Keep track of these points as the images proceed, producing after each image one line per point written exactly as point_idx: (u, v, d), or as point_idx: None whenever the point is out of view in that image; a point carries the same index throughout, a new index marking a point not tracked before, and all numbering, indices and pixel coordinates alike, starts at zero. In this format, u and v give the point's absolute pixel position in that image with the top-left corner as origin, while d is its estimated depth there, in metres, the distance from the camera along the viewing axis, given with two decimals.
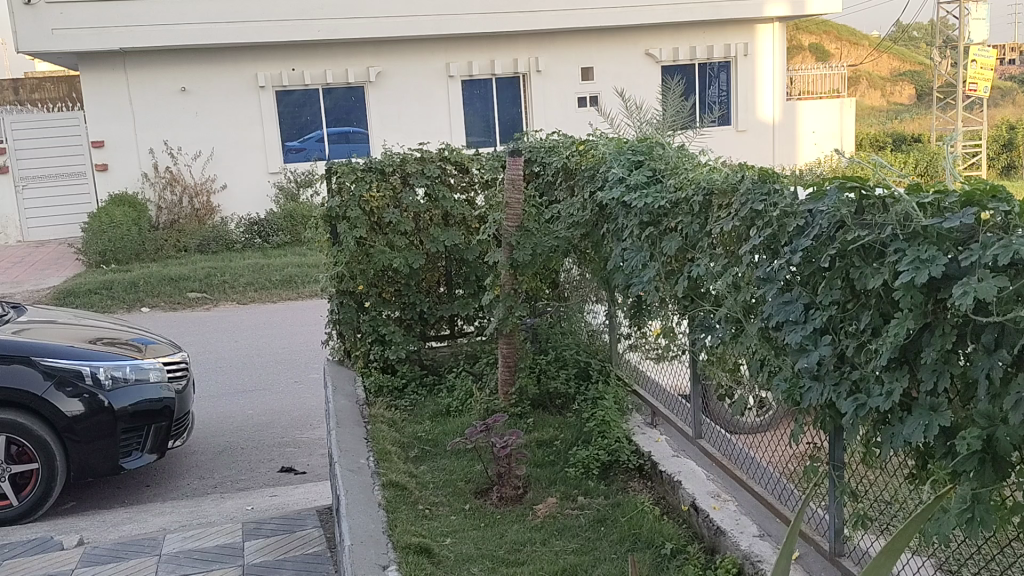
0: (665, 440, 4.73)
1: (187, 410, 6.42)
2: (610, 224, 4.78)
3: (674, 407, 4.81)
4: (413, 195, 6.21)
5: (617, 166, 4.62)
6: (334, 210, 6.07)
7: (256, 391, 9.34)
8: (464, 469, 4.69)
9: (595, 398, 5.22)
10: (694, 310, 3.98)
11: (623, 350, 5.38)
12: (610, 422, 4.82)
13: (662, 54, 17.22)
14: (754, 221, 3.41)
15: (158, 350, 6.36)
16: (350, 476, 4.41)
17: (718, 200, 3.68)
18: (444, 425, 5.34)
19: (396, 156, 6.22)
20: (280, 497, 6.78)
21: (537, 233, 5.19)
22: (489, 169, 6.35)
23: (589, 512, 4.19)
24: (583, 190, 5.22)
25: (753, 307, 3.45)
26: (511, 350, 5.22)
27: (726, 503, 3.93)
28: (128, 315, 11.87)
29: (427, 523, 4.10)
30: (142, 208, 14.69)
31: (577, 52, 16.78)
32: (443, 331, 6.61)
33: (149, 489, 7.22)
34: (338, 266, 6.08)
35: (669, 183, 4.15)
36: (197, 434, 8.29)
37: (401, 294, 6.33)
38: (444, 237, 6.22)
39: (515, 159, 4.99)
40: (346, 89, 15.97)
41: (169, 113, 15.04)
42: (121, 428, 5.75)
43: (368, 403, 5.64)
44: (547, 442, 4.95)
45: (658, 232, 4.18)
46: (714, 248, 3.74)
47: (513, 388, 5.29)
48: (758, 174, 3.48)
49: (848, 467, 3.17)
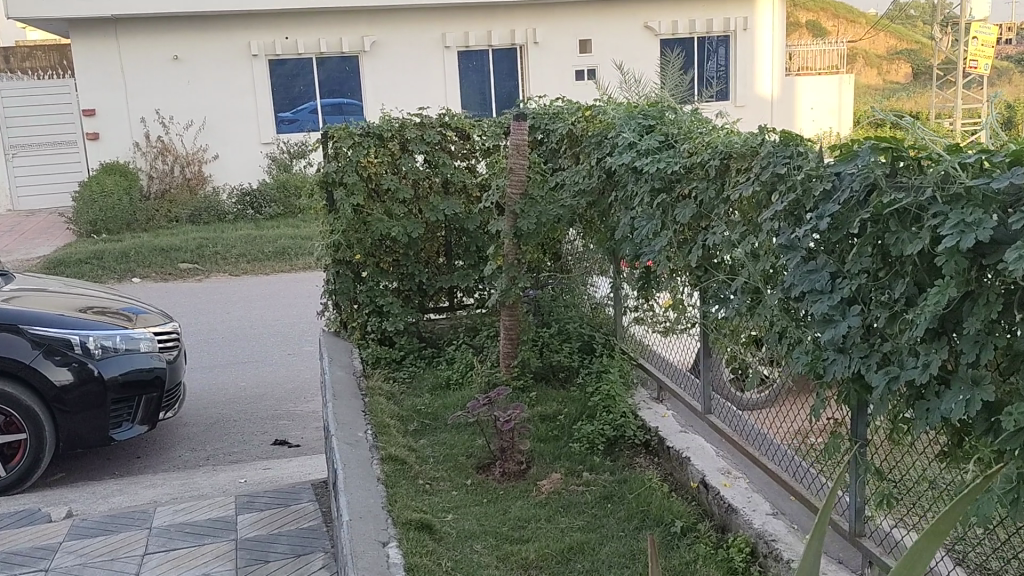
0: (672, 416, 4.58)
1: (178, 381, 6.26)
2: (618, 191, 4.61)
3: (681, 381, 4.67)
4: (412, 161, 6.03)
5: (628, 130, 4.44)
6: (331, 176, 5.88)
7: (249, 363, 9.19)
8: (465, 444, 4.55)
9: (599, 372, 5.06)
10: (707, 281, 3.83)
11: (628, 324, 5.24)
12: (615, 396, 4.67)
13: (661, 27, 16.95)
14: (775, 185, 3.26)
15: (149, 320, 6.19)
16: (349, 450, 4.25)
17: (737, 164, 3.52)
18: (443, 398, 5.19)
19: (395, 121, 6.02)
20: (274, 471, 6.64)
21: (542, 202, 5.02)
22: (491, 136, 6.16)
23: (594, 488, 4.05)
24: (590, 157, 5.04)
25: (772, 276, 3.30)
26: (513, 322, 5.08)
27: (737, 481, 3.79)
28: (119, 286, 11.69)
29: (427, 498, 3.96)
30: (133, 177, 14.46)
31: (576, 25, 16.50)
32: (442, 303, 6.45)
33: (140, 461, 7.07)
34: (335, 235, 5.90)
35: (683, 148, 3.98)
36: (190, 405, 8.14)
37: (399, 265, 6.16)
38: (444, 206, 6.04)
39: (520, 124, 4.82)
40: (340, 59, 15.69)
41: (161, 80, 14.76)
42: (111, 399, 5.59)
43: (365, 374, 5.48)
44: (550, 417, 4.81)
45: (670, 199, 4.02)
46: (731, 215, 3.58)
47: (515, 361, 5.13)
48: (780, 136, 3.32)
49: (872, 445, 3.04)
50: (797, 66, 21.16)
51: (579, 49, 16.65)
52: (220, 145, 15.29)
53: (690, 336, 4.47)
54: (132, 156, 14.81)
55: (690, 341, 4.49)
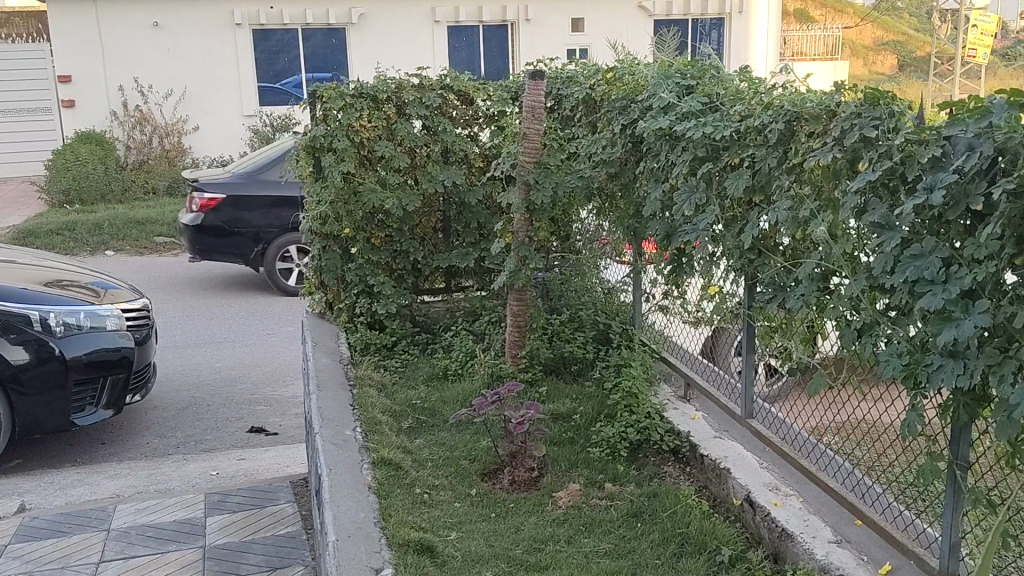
0: (704, 419, 4.02)
1: (148, 362, 5.66)
2: (648, 161, 4.06)
3: (714, 379, 4.12)
4: (408, 125, 5.43)
5: (664, 90, 3.84)
6: (318, 140, 5.30)
7: (224, 343, 8.57)
8: (467, 445, 3.98)
9: (618, 365, 4.48)
10: (760, 266, 3.30)
11: (650, 312, 4.70)
12: (638, 394, 4.10)
13: (656, 7, 16.33)
14: (861, 153, 2.73)
15: (118, 295, 5.57)
16: (336, 453, 3.68)
17: (808, 128, 2.98)
18: (441, 393, 4.60)
19: (391, 81, 5.42)
20: (249, 463, 6.07)
21: (557, 172, 4.46)
22: (498, 101, 5.54)
23: (620, 503, 3.48)
24: (612, 125, 4.47)
25: (856, 264, 2.75)
26: (522, 308, 4.49)
27: (789, 499, 3.26)
28: (90, 259, 11.10)
29: (426, 512, 3.40)
30: (109, 146, 13.71)
31: (569, 2, 15.85)
32: (438, 285, 5.86)
33: (105, 447, 6.47)
34: (321, 206, 5.30)
35: (733, 110, 3.41)
36: (159, 387, 7.53)
37: (392, 241, 5.56)
38: (443, 176, 5.44)
39: (536, 83, 4.24)
40: (326, 32, 15.01)
41: (140, 46, 14.03)
42: (74, 380, 4.98)
43: (353, 361, 4.90)
44: (564, 416, 4.24)
45: (718, 169, 3.45)
46: (799, 190, 3.03)
47: (523, 352, 4.57)
48: (865, 94, 2.77)
49: (976, 466, 2.54)
50: (790, 51, 20.63)
51: (571, 27, 16.02)
52: (200, 115, 14.55)
53: (730, 331, 3.91)
54: (110, 125, 14.05)
55: (731, 335, 3.92)
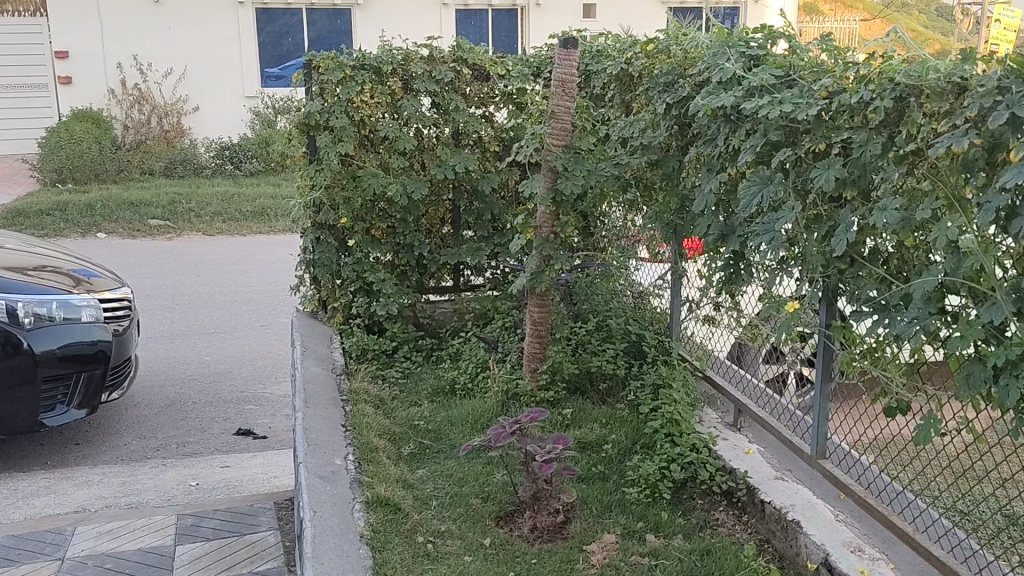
0: (760, 453, 3.41)
1: (129, 357, 5.05)
2: (701, 146, 3.43)
3: (773, 408, 3.50)
4: (416, 103, 4.79)
5: (728, 61, 3.19)
6: (313, 116, 4.67)
7: (215, 335, 7.95)
8: (478, 479, 3.35)
9: (654, 384, 3.85)
10: (852, 278, 2.68)
11: (689, 322, 4.10)
12: (682, 421, 3.48)
13: None
14: (1008, 138, 2.11)
15: (98, 283, 4.94)
16: (322, 490, 3.07)
17: (929, 106, 2.36)
18: (449, 410, 3.96)
19: (398, 51, 4.76)
20: (233, 472, 5.44)
21: (590, 158, 3.82)
22: (517, 77, 4.85)
23: (667, 562, 2.85)
24: (653, 104, 3.84)
25: (999, 281, 2.14)
26: (542, 315, 3.92)
27: (878, 565, 2.64)
28: (80, 240, 10.49)
29: (430, 570, 2.78)
30: (106, 126, 13.01)
31: None
32: (445, 283, 5.23)
33: (79, 449, 5.85)
34: (316, 191, 4.70)
35: (818, 84, 2.79)
36: (143, 383, 6.91)
37: (395, 233, 4.95)
38: (455, 160, 4.80)
39: (570, 52, 3.68)
40: (332, 12, 14.28)
41: (138, 21, 13.38)
42: (43, 376, 4.38)
43: (347, 372, 4.29)
44: (593, 445, 3.59)
45: (797, 158, 2.83)
46: (910, 184, 2.42)
47: (544, 366, 3.98)
48: (1012, 62, 2.15)
49: None
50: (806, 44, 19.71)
51: (583, 13, 15.24)
52: (200, 93, 13.86)
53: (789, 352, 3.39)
54: (107, 104, 13.39)
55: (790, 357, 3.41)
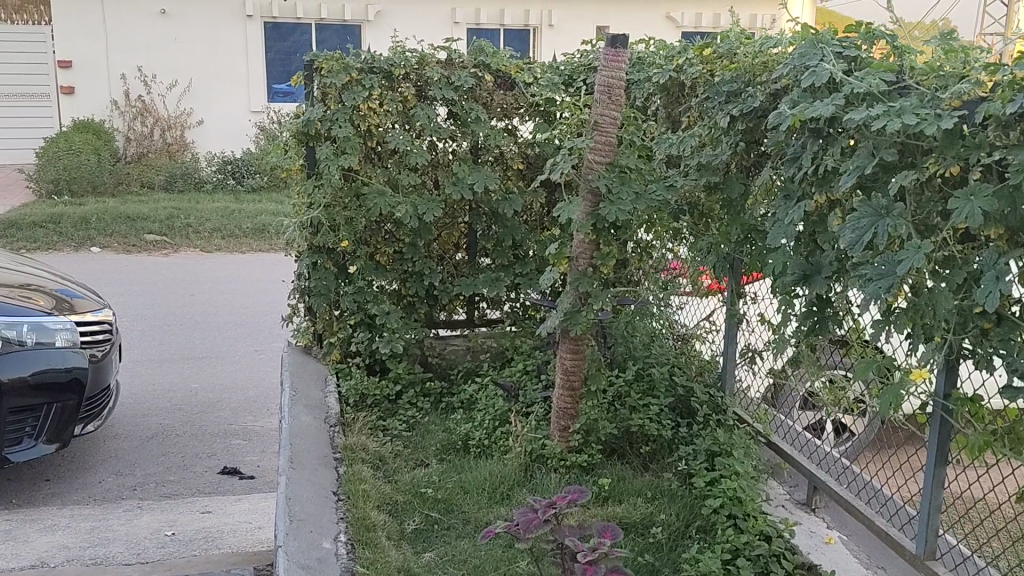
0: (843, 546, 2.80)
1: (111, 386, 4.42)
2: (780, 167, 2.81)
3: (858, 488, 2.89)
4: (430, 110, 4.20)
5: (823, 64, 2.58)
6: (314, 124, 4.09)
7: (205, 360, 7.35)
8: (500, 571, 2.72)
9: (708, 451, 3.22)
10: (998, 341, 2.08)
11: (747, 375, 3.51)
12: (749, 501, 2.86)
13: (685, 19, 14.82)
14: None
15: (78, 302, 4.32)
16: None
17: None
18: (462, 473, 3.35)
19: (412, 54, 4.17)
20: (214, 519, 4.79)
21: (638, 178, 3.21)
22: (547, 86, 4.29)
23: None
24: (712, 118, 3.23)
25: None
26: (576, 363, 3.32)
27: None
28: (72, 255, 9.91)
29: None
30: (106, 136, 12.51)
31: (595, 11, 14.49)
32: (457, 316, 4.64)
33: (47, 486, 5.20)
34: (313, 210, 4.12)
35: (952, 90, 2.17)
36: (124, 413, 6.27)
37: (402, 259, 4.34)
38: (473, 178, 4.22)
39: (617, 52, 3.10)
40: (341, 27, 13.74)
41: (141, 32, 12.84)
42: (8, 408, 3.75)
43: (343, 423, 3.68)
44: (637, 527, 2.97)
45: (919, 182, 2.21)
46: None
47: (574, 426, 3.37)
48: None
49: None
50: None
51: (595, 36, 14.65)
52: (202, 105, 13.32)
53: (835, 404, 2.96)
54: (108, 115, 12.87)
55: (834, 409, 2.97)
